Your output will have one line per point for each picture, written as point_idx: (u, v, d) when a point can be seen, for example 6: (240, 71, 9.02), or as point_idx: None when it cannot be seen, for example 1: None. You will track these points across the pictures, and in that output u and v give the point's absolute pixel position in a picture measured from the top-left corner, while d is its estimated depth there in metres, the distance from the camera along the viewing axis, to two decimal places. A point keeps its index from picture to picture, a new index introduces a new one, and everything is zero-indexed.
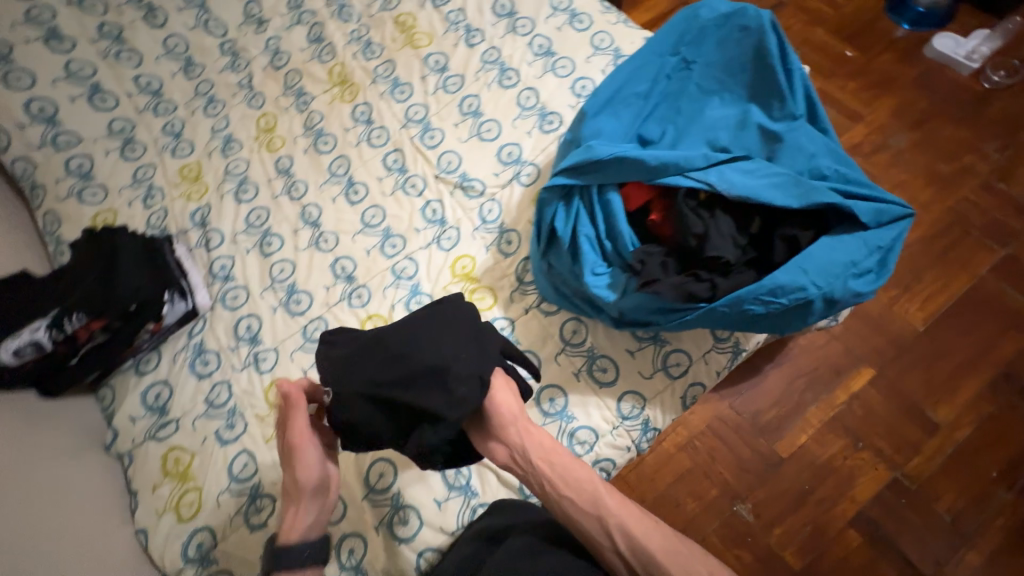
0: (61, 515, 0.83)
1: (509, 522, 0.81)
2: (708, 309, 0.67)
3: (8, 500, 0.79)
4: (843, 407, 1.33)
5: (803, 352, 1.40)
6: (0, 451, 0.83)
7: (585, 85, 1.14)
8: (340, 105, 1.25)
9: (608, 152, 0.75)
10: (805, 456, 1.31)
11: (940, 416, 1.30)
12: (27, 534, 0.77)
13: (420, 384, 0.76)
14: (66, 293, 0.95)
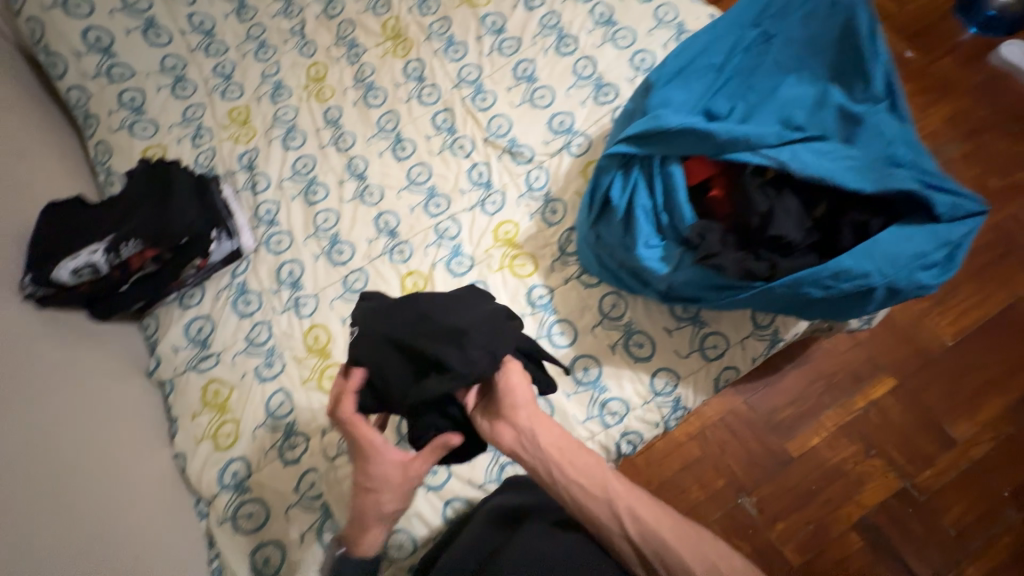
0: (104, 431, 0.87)
1: (527, 502, 0.81)
2: (765, 289, 0.67)
3: (56, 411, 0.81)
4: (862, 412, 1.33)
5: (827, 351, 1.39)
6: (49, 365, 0.85)
7: (644, 58, 1.12)
8: (393, 59, 1.24)
9: (676, 122, 0.74)
10: (816, 458, 1.31)
11: (958, 431, 1.29)
12: (70, 444, 0.80)
13: (438, 341, 0.70)
14: (120, 220, 0.95)
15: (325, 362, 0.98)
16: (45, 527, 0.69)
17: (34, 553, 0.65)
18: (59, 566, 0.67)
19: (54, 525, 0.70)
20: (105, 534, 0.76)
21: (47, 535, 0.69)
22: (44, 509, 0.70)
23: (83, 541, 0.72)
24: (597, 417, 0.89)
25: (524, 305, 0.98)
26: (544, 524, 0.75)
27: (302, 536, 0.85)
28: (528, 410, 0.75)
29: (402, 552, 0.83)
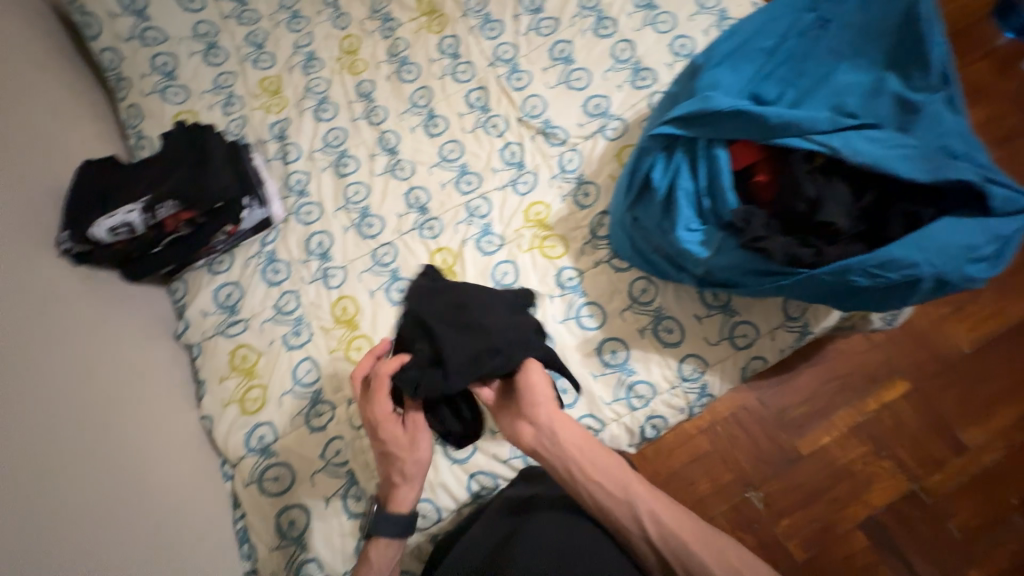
0: (131, 390, 0.87)
1: (542, 491, 0.80)
2: (810, 277, 0.66)
3: (83, 368, 0.81)
4: (873, 414, 1.32)
5: (842, 351, 1.38)
6: (78, 321, 0.86)
7: (684, 44, 1.10)
8: (428, 35, 1.22)
9: (725, 104, 0.73)
10: (825, 457, 1.31)
11: (970, 438, 1.29)
12: (98, 400, 0.80)
13: (461, 336, 0.73)
14: (156, 181, 0.95)
15: (353, 333, 0.98)
16: (82, 478, 0.70)
17: (69, 506, 0.67)
18: (88, 519, 0.68)
19: (91, 476, 0.72)
20: (135, 491, 0.77)
21: (83, 486, 0.70)
22: (82, 461, 0.72)
23: (115, 496, 0.74)
24: (624, 400, 0.89)
25: (553, 286, 0.98)
26: (559, 510, 0.75)
27: (327, 501, 0.86)
28: (547, 408, 0.76)
29: (427, 520, 0.84)
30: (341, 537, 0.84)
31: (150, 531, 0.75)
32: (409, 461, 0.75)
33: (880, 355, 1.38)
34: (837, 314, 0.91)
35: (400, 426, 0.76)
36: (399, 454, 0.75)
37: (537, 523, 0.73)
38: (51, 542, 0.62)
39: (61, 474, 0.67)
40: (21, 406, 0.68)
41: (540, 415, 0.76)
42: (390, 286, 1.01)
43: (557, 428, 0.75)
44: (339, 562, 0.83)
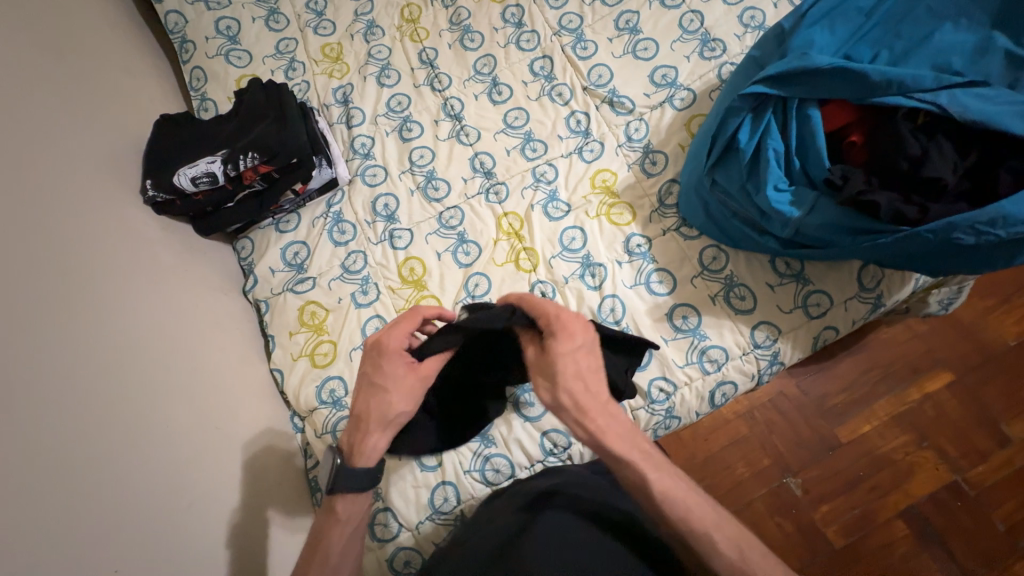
0: (200, 336, 0.88)
1: (562, 483, 0.74)
2: (911, 235, 0.66)
3: (156, 306, 0.82)
4: (916, 403, 1.28)
5: (885, 339, 1.34)
6: (149, 265, 0.86)
7: (753, 16, 1.09)
8: (490, 4, 1.21)
9: (824, 62, 0.72)
10: (865, 444, 1.26)
11: (1015, 431, 1.23)
12: (166, 339, 0.80)
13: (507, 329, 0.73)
14: (235, 138, 0.97)
15: (421, 294, 0.99)
16: (165, 423, 0.71)
17: (132, 430, 0.66)
18: (159, 448, 0.69)
19: (175, 422, 0.73)
20: (208, 428, 0.78)
21: (167, 431, 0.71)
22: (161, 401, 0.73)
23: (185, 430, 0.74)
24: (696, 364, 0.89)
25: (621, 252, 0.98)
26: (571, 515, 0.67)
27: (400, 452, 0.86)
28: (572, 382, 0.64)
29: (499, 476, 0.85)
30: (413, 489, 0.84)
31: (211, 465, 0.75)
32: (391, 403, 0.67)
33: (922, 344, 1.32)
34: (908, 287, 0.91)
35: (406, 366, 0.69)
36: (389, 392, 0.67)
37: (553, 524, 0.66)
38: (122, 479, 0.62)
39: (142, 421, 0.69)
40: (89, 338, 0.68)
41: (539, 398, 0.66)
42: (457, 248, 1.02)
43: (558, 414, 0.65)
44: (413, 513, 0.84)
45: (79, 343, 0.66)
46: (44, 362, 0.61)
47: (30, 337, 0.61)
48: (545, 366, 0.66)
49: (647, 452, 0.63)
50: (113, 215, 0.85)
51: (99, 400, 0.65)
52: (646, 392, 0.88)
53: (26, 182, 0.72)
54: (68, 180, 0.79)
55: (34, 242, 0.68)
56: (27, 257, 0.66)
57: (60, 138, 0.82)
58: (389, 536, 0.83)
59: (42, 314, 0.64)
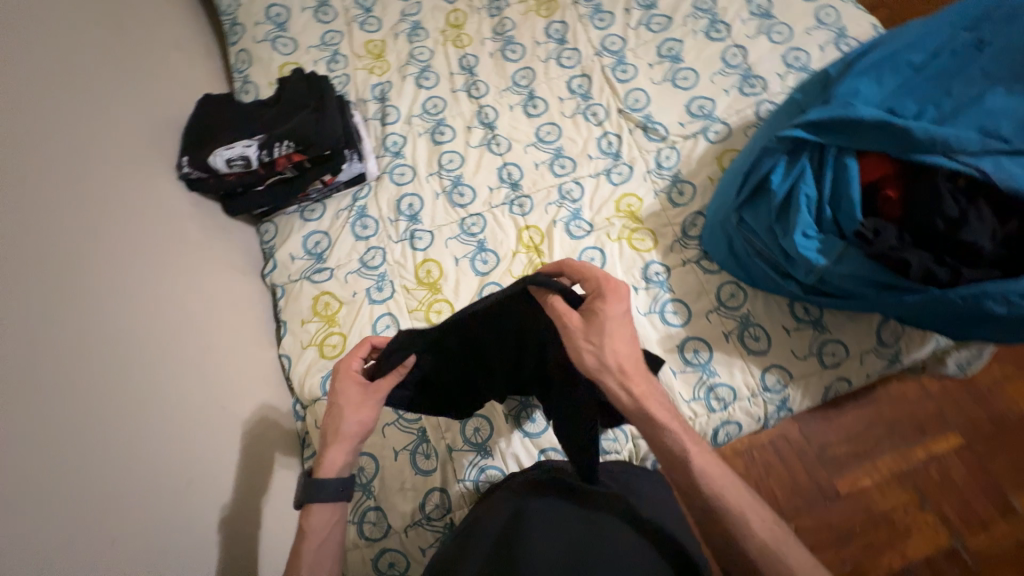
0: (214, 313, 0.89)
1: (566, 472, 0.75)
2: (940, 297, 0.65)
3: (175, 280, 0.83)
4: (920, 464, 1.24)
5: (895, 394, 1.31)
6: (174, 238, 0.88)
7: (797, 56, 1.08)
8: (535, 18, 1.22)
9: (867, 113, 0.71)
10: (864, 499, 1.23)
11: (1022, 504, 1.19)
12: (182, 314, 0.81)
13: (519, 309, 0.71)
14: (273, 124, 1.00)
15: (434, 297, 0.99)
16: (171, 398, 0.72)
17: (138, 401, 0.67)
18: (162, 422, 0.69)
19: (180, 397, 0.74)
20: (211, 407, 0.79)
21: (174, 408, 0.72)
22: (168, 376, 0.73)
23: (189, 407, 0.75)
24: (702, 400, 0.88)
25: (638, 278, 0.97)
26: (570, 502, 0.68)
27: (396, 453, 0.87)
28: (617, 342, 0.64)
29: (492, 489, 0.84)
30: (405, 491, 0.85)
31: (211, 443, 0.76)
32: (354, 420, 0.67)
33: (932, 404, 1.29)
34: (930, 345, 0.88)
35: (359, 387, 0.69)
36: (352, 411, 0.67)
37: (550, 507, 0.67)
38: (123, 449, 0.62)
39: (151, 394, 0.69)
40: (108, 306, 0.69)
41: (579, 359, 0.65)
42: (476, 256, 1.02)
43: (600, 373, 0.64)
44: (402, 515, 0.84)
45: (103, 313, 0.68)
46: (64, 326, 0.61)
47: (59, 302, 0.62)
48: (589, 325, 0.65)
49: (685, 422, 0.62)
50: (149, 188, 0.87)
51: (115, 371, 0.65)
52: None
53: (72, 150, 0.74)
54: (110, 151, 0.82)
55: (73, 208, 0.70)
56: (64, 222, 0.67)
57: (107, 108, 0.84)
58: (377, 535, 0.83)
59: (71, 281, 0.65)
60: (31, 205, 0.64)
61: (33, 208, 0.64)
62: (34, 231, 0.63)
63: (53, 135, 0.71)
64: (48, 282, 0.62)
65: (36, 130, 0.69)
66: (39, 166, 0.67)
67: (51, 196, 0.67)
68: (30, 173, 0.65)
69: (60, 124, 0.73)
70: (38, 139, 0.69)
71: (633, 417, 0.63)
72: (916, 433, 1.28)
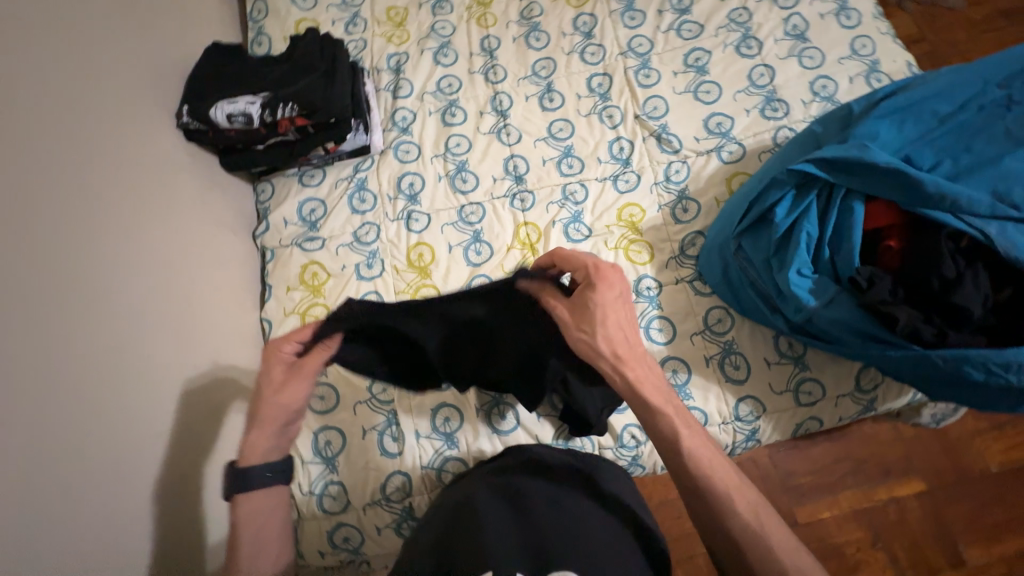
0: (198, 269, 0.88)
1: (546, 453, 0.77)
2: (921, 355, 0.65)
3: (162, 233, 0.82)
4: (879, 504, 1.26)
5: (866, 433, 1.32)
6: (166, 189, 0.86)
7: (825, 85, 1.05)
8: (565, 7, 1.18)
9: (882, 158, 0.69)
10: (819, 530, 1.25)
11: (971, 555, 1.21)
12: (165, 268, 0.80)
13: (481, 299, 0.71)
14: (279, 83, 0.97)
15: (422, 281, 0.98)
16: (144, 352, 0.72)
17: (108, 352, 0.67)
18: (131, 375, 0.69)
19: (153, 351, 0.74)
20: (184, 365, 0.79)
21: (147, 364, 0.72)
22: (143, 329, 0.73)
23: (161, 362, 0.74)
24: None
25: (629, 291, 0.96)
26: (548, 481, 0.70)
27: (365, 432, 0.88)
28: (611, 326, 0.65)
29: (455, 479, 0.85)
30: (369, 469, 0.86)
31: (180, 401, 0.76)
32: (273, 404, 0.66)
33: (901, 447, 1.30)
34: (906, 397, 0.89)
35: (284, 366, 0.66)
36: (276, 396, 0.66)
37: (528, 486, 0.68)
38: (88, 398, 0.62)
39: (123, 345, 0.69)
40: (89, 251, 0.68)
41: (576, 346, 0.67)
42: (470, 245, 1.01)
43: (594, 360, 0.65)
44: (363, 493, 0.85)
45: (84, 261, 0.67)
46: (38, 269, 0.60)
47: (39, 248, 0.61)
48: (581, 311, 0.66)
49: (681, 408, 0.62)
50: (145, 135, 0.85)
51: (89, 320, 0.65)
52: (618, 436, 0.88)
53: (69, 89, 0.71)
54: (109, 92, 0.79)
55: (64, 150, 0.68)
56: (51, 164, 0.66)
57: (109, 46, 0.81)
58: (337, 509, 0.85)
59: (53, 226, 0.64)
60: (18, 142, 0.62)
61: (20, 146, 0.62)
62: (20, 170, 0.61)
63: (48, 69, 0.69)
64: (29, 225, 0.61)
65: (31, 64, 0.67)
66: (31, 102, 0.65)
67: (40, 135, 0.65)
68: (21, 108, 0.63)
69: (58, 59, 0.71)
70: (33, 73, 0.67)
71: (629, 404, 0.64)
72: (881, 473, 1.29)
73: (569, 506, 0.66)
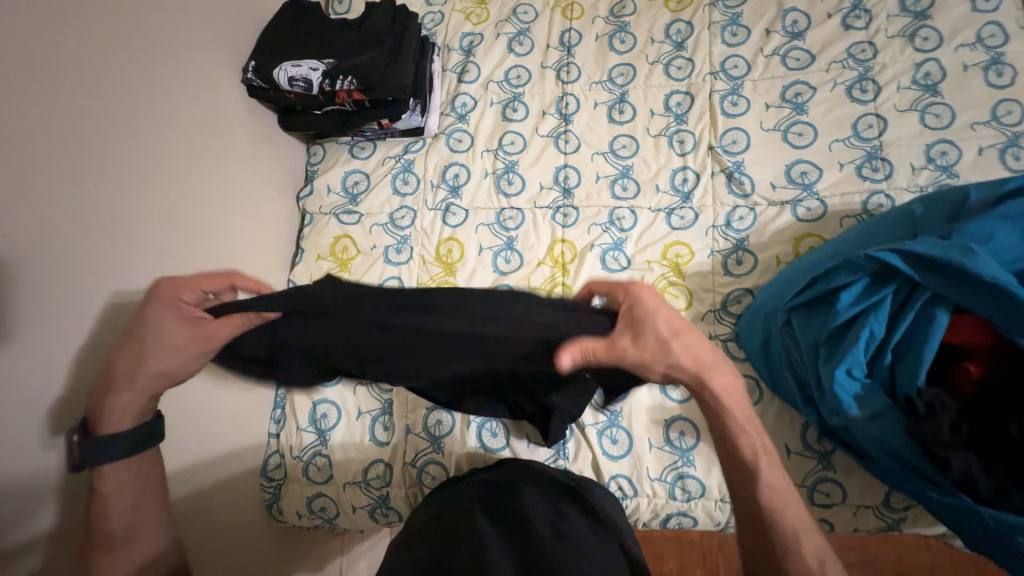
0: (236, 223, 0.91)
1: (540, 466, 0.79)
2: (969, 509, 0.56)
3: (207, 186, 0.85)
4: None
5: (890, 534, 1.18)
6: (218, 144, 0.88)
7: (945, 151, 0.89)
8: (661, 10, 1.07)
9: (989, 270, 0.58)
10: None
11: None
12: (203, 220, 0.84)
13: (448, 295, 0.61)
14: (344, 51, 0.95)
15: (445, 278, 0.97)
16: None
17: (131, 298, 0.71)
18: None
19: None
20: None
21: None
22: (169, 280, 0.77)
23: None
24: (667, 483, 0.83)
25: None
26: (545, 496, 0.71)
27: (359, 413, 0.90)
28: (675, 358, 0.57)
29: (433, 483, 0.86)
30: (356, 451, 0.88)
31: None
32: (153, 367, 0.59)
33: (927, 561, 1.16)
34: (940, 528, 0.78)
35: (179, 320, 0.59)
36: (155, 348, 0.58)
37: (524, 498, 0.69)
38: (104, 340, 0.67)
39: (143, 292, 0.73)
40: (129, 200, 0.71)
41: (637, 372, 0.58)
42: (501, 252, 0.97)
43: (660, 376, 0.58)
44: (345, 472, 0.88)
45: (117, 204, 0.70)
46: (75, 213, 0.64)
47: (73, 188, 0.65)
48: (636, 320, 0.57)
49: (759, 428, 0.60)
50: (208, 86, 0.87)
51: (111, 263, 0.69)
52: (606, 477, 0.84)
53: (133, 33, 0.74)
54: (175, 40, 0.81)
55: (117, 94, 0.71)
56: (101, 105, 0.68)
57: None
58: (320, 480, 0.88)
59: (97, 174, 0.67)
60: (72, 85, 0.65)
61: (70, 87, 0.65)
62: (66, 112, 0.64)
63: (116, 17, 0.71)
64: (67, 165, 0.64)
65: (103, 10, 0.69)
66: (91, 45, 0.68)
67: (97, 84, 0.68)
68: (77, 50, 0.66)
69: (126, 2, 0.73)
70: (97, 16, 0.69)
71: (706, 413, 0.60)
72: None
73: (564, 526, 0.64)
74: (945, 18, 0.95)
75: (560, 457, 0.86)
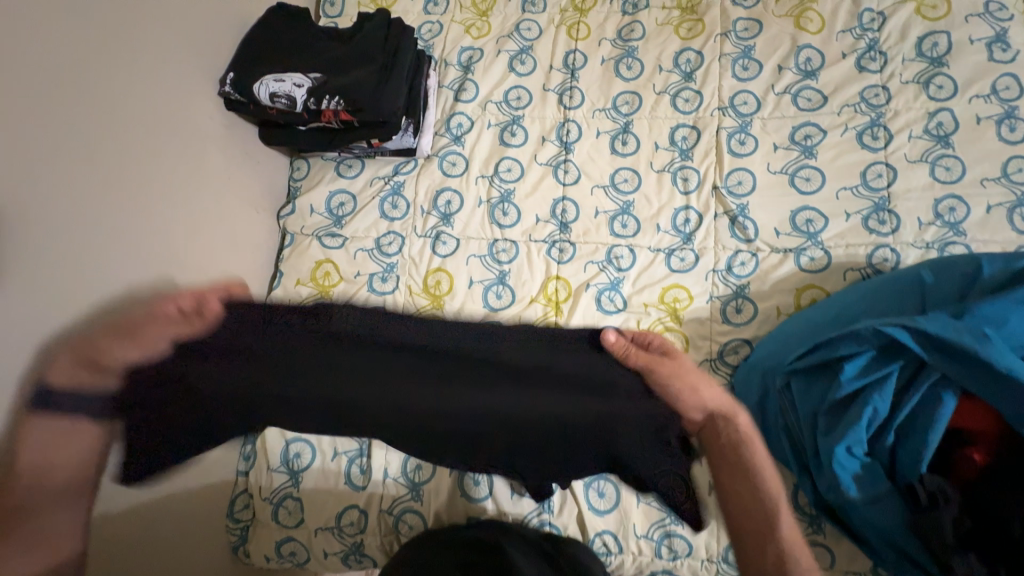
0: (209, 249, 0.85)
1: (519, 528, 0.75)
2: None
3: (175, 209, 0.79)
4: None
5: None
6: (189, 162, 0.82)
7: (953, 208, 0.87)
8: (671, 36, 1.02)
9: (1000, 359, 0.56)
10: None
11: None
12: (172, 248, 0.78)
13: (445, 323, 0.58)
14: (332, 66, 0.88)
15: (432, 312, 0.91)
16: None
17: None
18: None
19: None
20: None
21: None
22: None
23: None
24: (653, 541, 0.80)
25: None
26: (533, 559, 0.66)
27: (334, 454, 0.85)
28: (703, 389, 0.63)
29: (410, 532, 0.82)
30: (331, 494, 0.84)
31: None
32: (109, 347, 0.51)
33: None
34: None
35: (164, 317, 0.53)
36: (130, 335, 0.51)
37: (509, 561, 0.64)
38: None
39: None
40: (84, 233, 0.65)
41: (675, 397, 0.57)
42: (492, 286, 0.92)
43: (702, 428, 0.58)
44: (318, 516, 0.83)
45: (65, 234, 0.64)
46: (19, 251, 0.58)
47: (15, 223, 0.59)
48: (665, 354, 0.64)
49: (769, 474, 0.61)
50: (181, 99, 0.80)
51: None
52: (591, 532, 0.80)
53: (92, 43, 0.67)
54: (141, 49, 0.74)
55: (69, 114, 0.64)
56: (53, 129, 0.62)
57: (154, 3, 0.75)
58: (291, 523, 0.84)
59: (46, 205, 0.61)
60: (16, 105, 0.58)
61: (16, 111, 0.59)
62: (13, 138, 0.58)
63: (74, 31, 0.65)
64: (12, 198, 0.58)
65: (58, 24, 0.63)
66: (38, 58, 0.61)
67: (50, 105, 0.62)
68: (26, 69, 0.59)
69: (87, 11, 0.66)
70: (48, 26, 0.62)
71: (727, 453, 0.60)
72: None
73: None
74: (962, 67, 0.92)
75: (545, 510, 0.82)
